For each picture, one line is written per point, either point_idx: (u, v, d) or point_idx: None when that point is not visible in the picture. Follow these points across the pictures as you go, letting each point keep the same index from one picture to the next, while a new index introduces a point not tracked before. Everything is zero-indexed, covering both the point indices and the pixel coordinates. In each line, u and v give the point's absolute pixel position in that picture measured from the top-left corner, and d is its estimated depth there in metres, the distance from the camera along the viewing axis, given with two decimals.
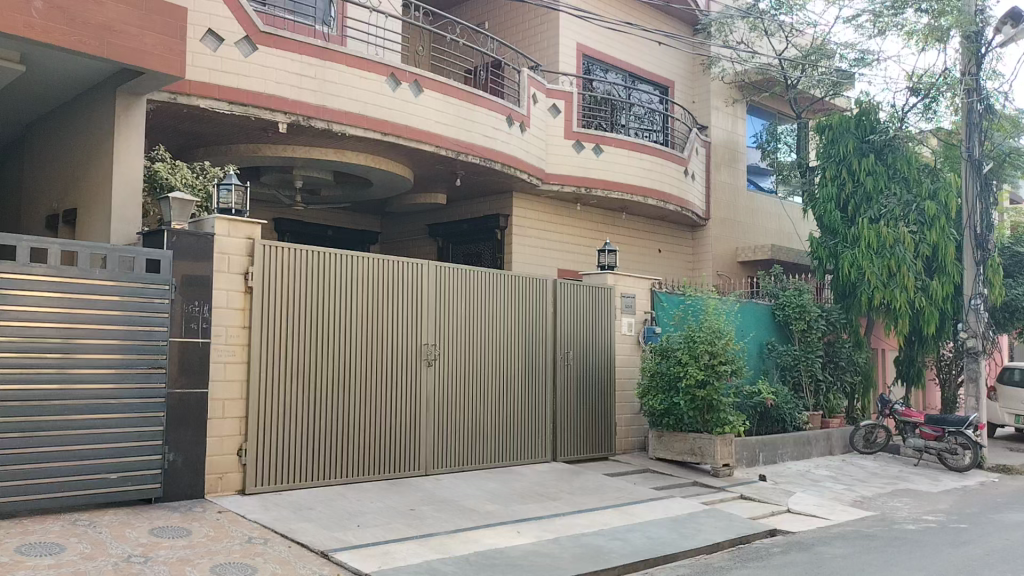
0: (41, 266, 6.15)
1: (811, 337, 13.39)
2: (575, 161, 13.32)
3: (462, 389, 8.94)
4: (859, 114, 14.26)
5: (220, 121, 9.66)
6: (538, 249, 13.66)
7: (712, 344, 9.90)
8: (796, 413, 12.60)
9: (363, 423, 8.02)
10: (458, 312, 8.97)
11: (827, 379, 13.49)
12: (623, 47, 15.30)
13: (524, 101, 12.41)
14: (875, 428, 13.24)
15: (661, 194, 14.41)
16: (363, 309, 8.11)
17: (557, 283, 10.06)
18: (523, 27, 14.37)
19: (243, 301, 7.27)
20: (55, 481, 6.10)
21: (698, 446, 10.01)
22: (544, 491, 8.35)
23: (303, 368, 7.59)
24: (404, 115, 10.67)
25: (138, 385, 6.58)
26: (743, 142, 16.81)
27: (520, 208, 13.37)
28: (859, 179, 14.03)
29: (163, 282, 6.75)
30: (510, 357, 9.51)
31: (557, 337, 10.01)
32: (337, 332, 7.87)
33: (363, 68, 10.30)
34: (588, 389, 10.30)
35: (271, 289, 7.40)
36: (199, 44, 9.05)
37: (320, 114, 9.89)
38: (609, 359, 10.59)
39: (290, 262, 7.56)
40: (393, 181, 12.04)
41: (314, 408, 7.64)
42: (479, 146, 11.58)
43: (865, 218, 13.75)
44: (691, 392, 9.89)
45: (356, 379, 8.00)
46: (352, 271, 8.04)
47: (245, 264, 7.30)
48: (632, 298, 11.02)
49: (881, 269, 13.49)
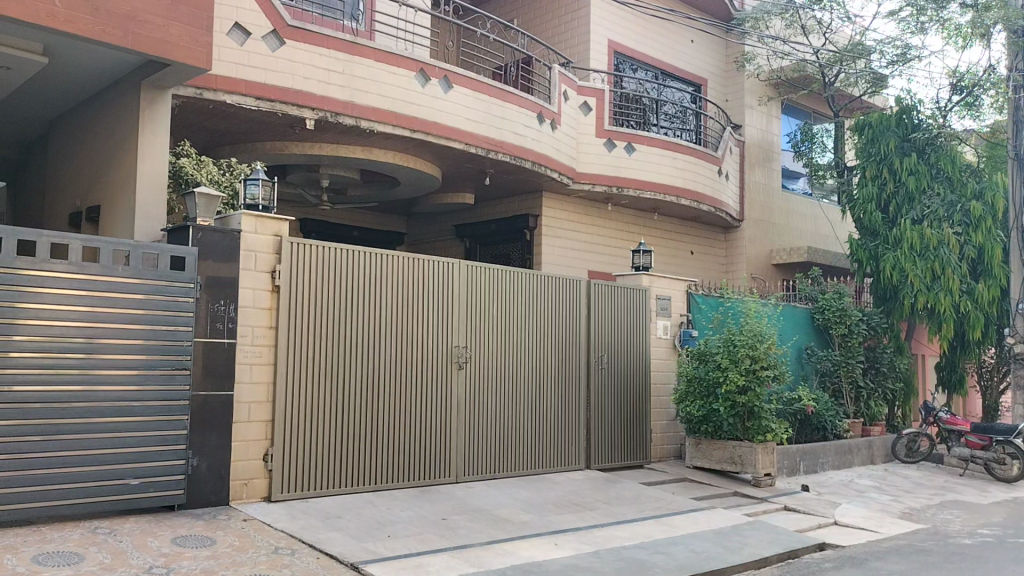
0: (62, 262, 5.91)
1: (851, 342, 12.96)
2: (606, 160, 12.98)
3: (494, 394, 8.62)
4: (899, 112, 13.80)
5: (247, 118, 9.43)
6: (568, 251, 13.34)
7: (753, 349, 9.52)
8: (837, 420, 12.18)
9: (393, 428, 7.72)
10: (490, 314, 8.67)
11: (868, 386, 13.05)
12: (655, 44, 14.98)
13: (555, 98, 12.09)
14: (919, 436, 12.83)
15: (695, 194, 14.03)
16: (393, 309, 7.82)
17: (590, 284, 9.73)
18: (553, 23, 14.09)
19: (270, 301, 7.00)
20: (75, 486, 5.85)
21: (737, 454, 9.63)
22: (579, 501, 8.01)
23: (331, 371, 7.31)
24: (433, 112, 10.39)
25: (161, 387, 6.32)
26: (778, 142, 16.39)
27: (550, 208, 13.04)
28: (901, 179, 13.55)
29: (188, 280, 6.50)
30: (544, 361, 9.18)
31: (591, 340, 9.67)
32: (366, 333, 7.59)
33: (391, 63, 10.03)
34: (623, 395, 9.96)
35: (299, 289, 7.13)
36: (225, 38, 8.82)
37: (348, 110, 9.63)
38: (644, 363, 10.25)
39: (319, 260, 7.29)
40: (422, 180, 11.76)
41: (343, 412, 7.36)
42: (509, 144, 11.27)
43: (908, 219, 13.29)
44: (730, 399, 9.53)
45: (386, 383, 7.70)
46: (382, 270, 7.76)
47: (272, 261, 7.03)
48: (668, 300, 10.65)
49: (924, 272, 13.02)
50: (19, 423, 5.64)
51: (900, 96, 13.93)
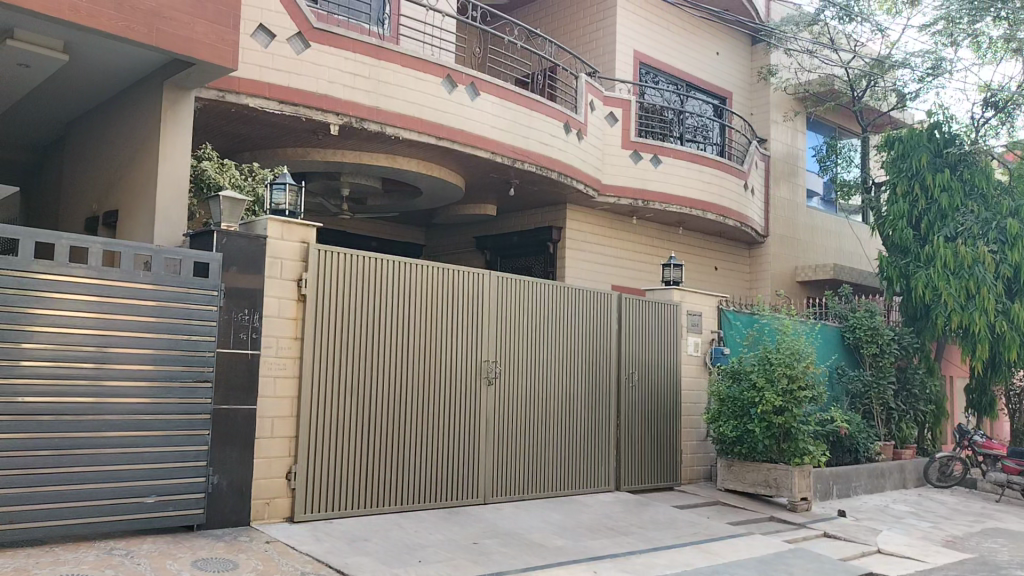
0: (81, 266, 5.61)
1: (883, 363, 12.59)
2: (632, 172, 12.69)
3: (524, 411, 8.28)
4: (931, 127, 13.50)
5: (269, 123, 9.15)
6: (592, 264, 13.03)
7: (790, 367, 9.17)
8: (869, 442, 11.82)
9: (421, 445, 7.39)
10: (519, 328, 8.34)
11: (900, 408, 12.67)
12: (680, 55, 14.71)
13: (582, 108, 11.81)
14: (952, 460, 12.44)
15: (721, 208, 13.72)
16: (422, 322, 7.50)
17: (621, 298, 9.40)
18: (578, 33, 13.85)
19: (295, 310, 6.69)
20: (89, 504, 5.52)
21: (773, 477, 9.28)
22: (613, 525, 7.64)
23: (357, 385, 6.98)
24: (460, 119, 10.11)
25: (182, 400, 6.00)
26: (803, 157, 16.07)
27: (574, 220, 12.73)
28: (933, 196, 13.21)
29: (211, 287, 6.19)
30: (574, 377, 8.84)
31: (622, 356, 9.33)
32: (393, 346, 7.27)
33: (418, 69, 9.75)
34: (655, 414, 9.62)
35: (326, 299, 6.82)
36: (250, 40, 8.57)
37: (374, 116, 9.35)
38: (676, 381, 9.92)
39: (347, 269, 6.98)
40: (445, 190, 11.47)
41: (369, 428, 7.03)
42: (535, 153, 10.97)
43: (941, 236, 12.94)
44: (766, 419, 9.17)
45: (413, 398, 7.37)
46: (411, 280, 7.44)
47: (299, 269, 6.72)
48: (699, 316, 10.33)
49: (958, 291, 12.64)
50: (33, 436, 5.32)
51: (932, 111, 13.63)
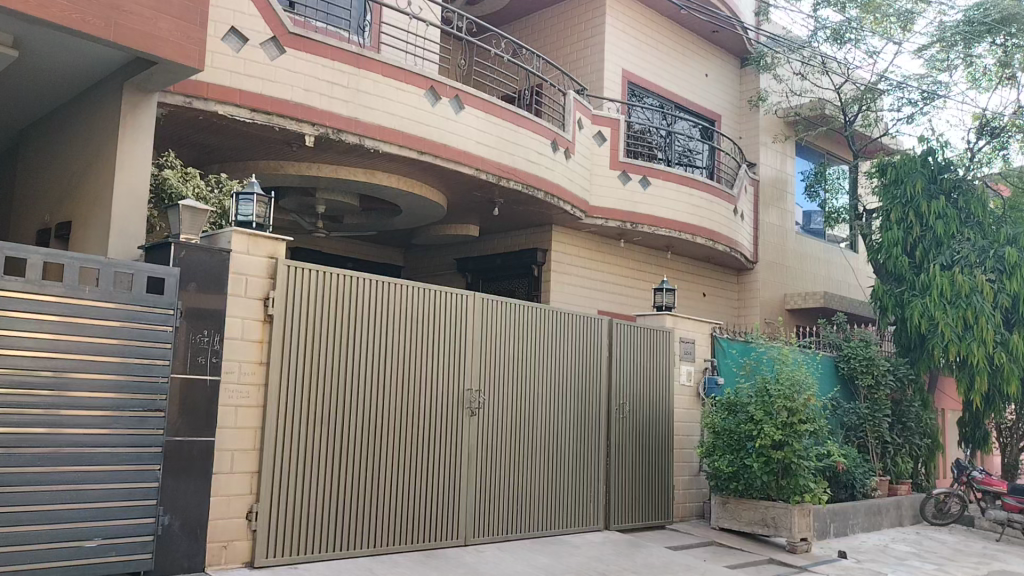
0: (18, 279, 4.96)
1: (878, 394, 12.11)
2: (621, 194, 12.23)
3: (508, 444, 7.71)
4: (925, 153, 13.21)
5: (240, 132, 8.59)
6: (578, 288, 12.53)
7: (790, 400, 8.66)
8: (866, 477, 11.35)
9: (397, 483, 6.79)
10: (505, 355, 7.78)
11: (896, 441, 12.22)
12: (669, 75, 14.33)
13: (570, 126, 11.38)
14: (949, 497, 11.98)
15: (711, 233, 13.29)
16: (401, 346, 6.92)
17: (612, 323, 8.87)
18: (566, 51, 13.45)
19: (262, 332, 6.09)
20: (21, 549, 4.86)
21: (770, 516, 8.75)
22: (604, 570, 7.07)
23: (329, 416, 6.38)
24: (443, 133, 9.59)
25: (130, 431, 5.34)
26: (792, 182, 15.73)
27: (560, 243, 12.24)
28: (929, 223, 12.84)
29: (167, 305, 5.57)
30: (562, 408, 8.28)
31: (613, 386, 8.79)
32: (370, 373, 6.68)
33: (400, 79, 9.24)
34: (647, 447, 9.07)
35: (295, 320, 6.23)
36: (220, 43, 8.03)
37: (352, 127, 8.81)
38: (668, 412, 9.39)
39: (319, 288, 6.40)
40: (426, 208, 10.93)
41: (340, 464, 6.42)
42: (522, 171, 10.48)
43: (937, 264, 12.56)
44: (765, 454, 8.65)
45: (390, 430, 6.78)
46: (390, 302, 6.87)
47: (266, 287, 6.13)
48: (692, 344, 9.85)
49: (955, 320, 12.25)
50: None
51: (926, 137, 13.34)
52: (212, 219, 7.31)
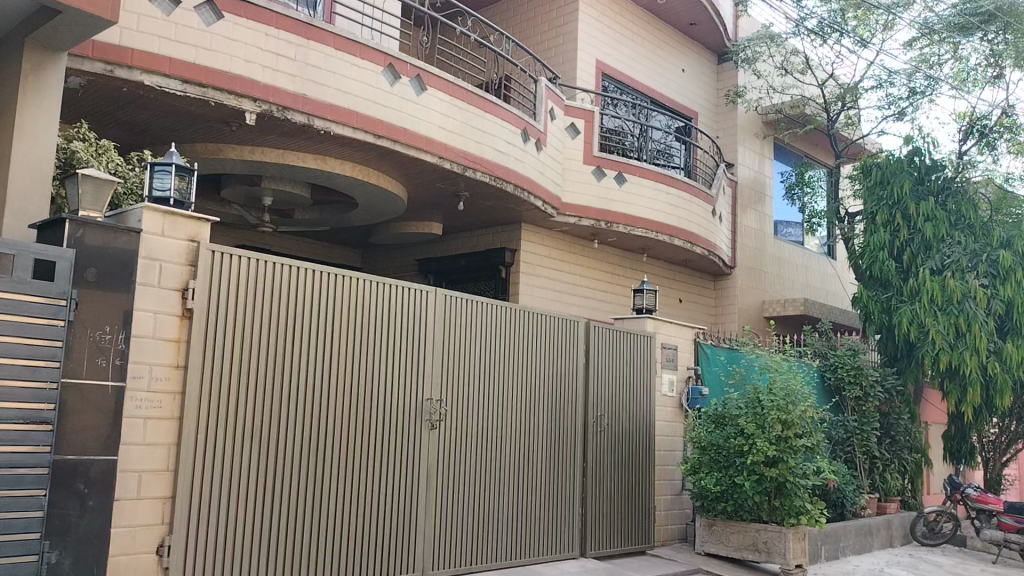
0: None
1: (866, 407, 11.38)
2: (595, 191, 11.38)
3: (473, 463, 6.79)
4: (911, 152, 12.59)
5: (171, 107, 7.58)
6: (549, 291, 11.66)
7: (784, 412, 7.83)
8: (856, 495, 10.62)
9: (345, 507, 5.84)
10: (470, 359, 6.86)
11: (884, 456, 11.52)
12: (645, 69, 13.55)
13: (541, 115, 10.53)
14: (941, 515, 11.28)
15: (689, 234, 12.50)
16: (349, 348, 5.97)
17: (589, 327, 8.00)
18: (536, 41, 12.65)
19: (179, 330, 5.09)
20: None
21: (761, 539, 7.92)
22: None
23: (261, 428, 5.42)
24: (403, 116, 8.66)
25: (7, 448, 4.23)
26: (770, 184, 15.04)
27: (529, 242, 11.37)
28: (917, 226, 12.20)
29: (59, 295, 4.48)
30: (534, 421, 7.37)
31: (590, 395, 7.89)
32: (313, 380, 5.72)
33: (354, 54, 8.30)
34: (626, 465, 8.19)
35: (221, 315, 5.24)
36: (148, 5, 7.06)
37: (300, 105, 7.84)
38: (649, 426, 8.53)
39: (251, 277, 5.41)
40: (384, 201, 9.99)
41: (275, 486, 5.46)
42: (489, 161, 9.59)
43: (927, 269, 11.88)
44: (756, 472, 7.82)
45: (337, 445, 5.82)
46: (335, 297, 5.90)
47: (185, 276, 5.13)
48: (675, 350, 9.02)
49: (947, 328, 11.57)
50: None
51: (912, 137, 12.74)
52: (123, 190, 6.29)
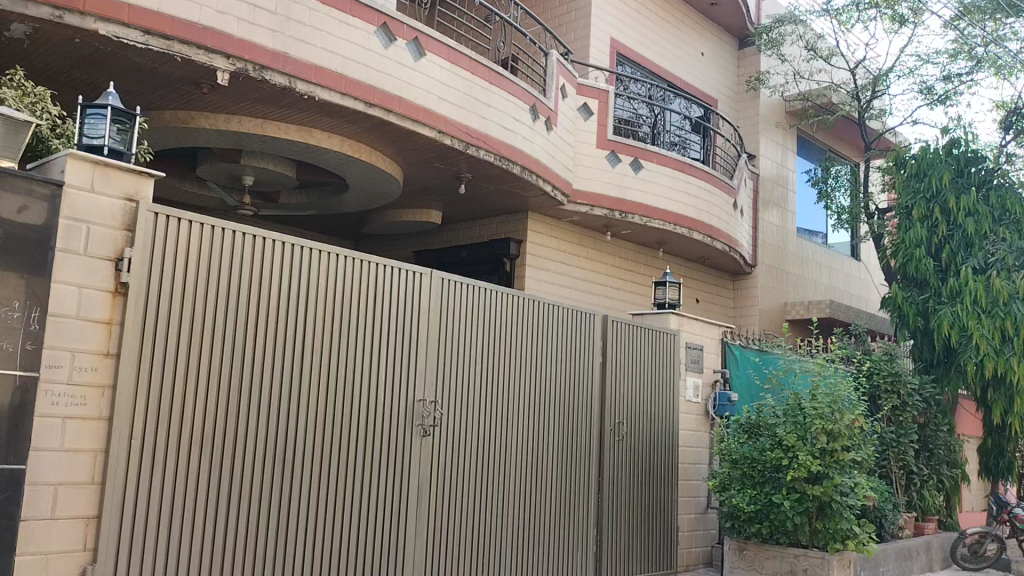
0: None
1: (904, 418, 10.33)
2: (609, 177, 10.42)
3: (475, 473, 5.83)
4: (949, 144, 11.64)
5: (133, 65, 6.61)
6: (557, 287, 10.69)
7: (829, 422, 6.87)
8: (895, 514, 9.61)
9: (320, 527, 4.88)
10: (471, 354, 5.89)
11: (923, 472, 10.53)
12: (662, 50, 12.61)
13: (551, 92, 9.58)
14: (985, 538, 10.16)
15: (709, 227, 11.54)
16: (327, 337, 5.00)
17: (607, 321, 7.02)
18: (547, 16, 11.68)
19: (112, 309, 4.10)
20: None
21: (801, 567, 6.92)
22: None
23: (216, 430, 4.45)
24: (399, 84, 7.71)
25: None
26: (793, 178, 14.07)
27: (536, 232, 10.41)
28: (957, 222, 11.22)
29: None
30: (545, 427, 6.41)
31: (607, 399, 6.91)
32: (282, 375, 4.76)
33: (343, 10, 7.33)
34: (647, 480, 7.21)
35: (164, 291, 4.27)
36: None
37: (279, 65, 6.87)
38: (673, 434, 7.56)
39: (202, 247, 4.44)
40: (378, 183, 9.04)
41: (234, 502, 4.50)
42: (495, 139, 8.63)
43: (970, 267, 10.90)
44: (797, 490, 6.86)
45: (311, 454, 4.86)
46: (310, 275, 4.95)
47: (119, 243, 4.15)
48: (700, 351, 8.05)
49: (992, 332, 10.58)
50: None
51: (950, 127, 11.79)
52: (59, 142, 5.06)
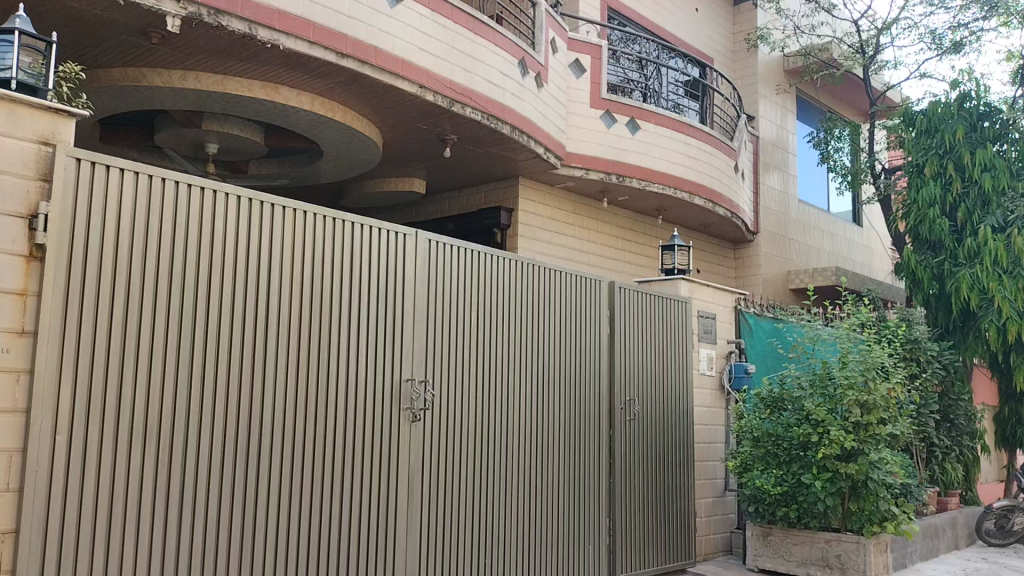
0: None
1: (925, 386, 9.68)
2: (605, 138, 9.69)
3: (472, 459, 5.13)
4: (960, 97, 10.98)
5: (70, 11, 5.80)
6: (551, 258, 9.95)
7: (862, 392, 6.24)
8: (921, 489, 8.98)
9: (292, 528, 4.16)
10: (465, 326, 5.17)
11: (944, 443, 9.95)
12: (654, 6, 11.87)
13: (541, 45, 8.83)
14: (1011, 511, 9.57)
15: (712, 192, 10.84)
16: (297, 308, 4.29)
17: (613, 286, 6.32)
18: None
19: (27, 279, 3.35)
20: None
21: (833, 553, 6.30)
22: None
23: (161, 419, 3.71)
24: (374, 32, 6.93)
25: None
26: (794, 140, 13.38)
27: (528, 200, 9.68)
28: (973, 178, 10.57)
29: None
30: (549, 405, 5.71)
31: (615, 373, 6.22)
32: (245, 354, 4.03)
33: None
34: (661, 461, 6.53)
35: (92, 255, 3.52)
36: None
37: (237, 9, 6.06)
38: (687, 411, 6.88)
39: (138, 201, 3.70)
40: (356, 148, 8.28)
41: (188, 503, 3.78)
42: (482, 95, 7.88)
43: (988, 226, 10.25)
44: (828, 467, 6.22)
45: (280, 442, 4.14)
46: (273, 234, 4.21)
47: (34, 198, 3.40)
48: (713, 320, 7.37)
49: (1014, 293, 9.94)
50: None
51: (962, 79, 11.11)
52: None
